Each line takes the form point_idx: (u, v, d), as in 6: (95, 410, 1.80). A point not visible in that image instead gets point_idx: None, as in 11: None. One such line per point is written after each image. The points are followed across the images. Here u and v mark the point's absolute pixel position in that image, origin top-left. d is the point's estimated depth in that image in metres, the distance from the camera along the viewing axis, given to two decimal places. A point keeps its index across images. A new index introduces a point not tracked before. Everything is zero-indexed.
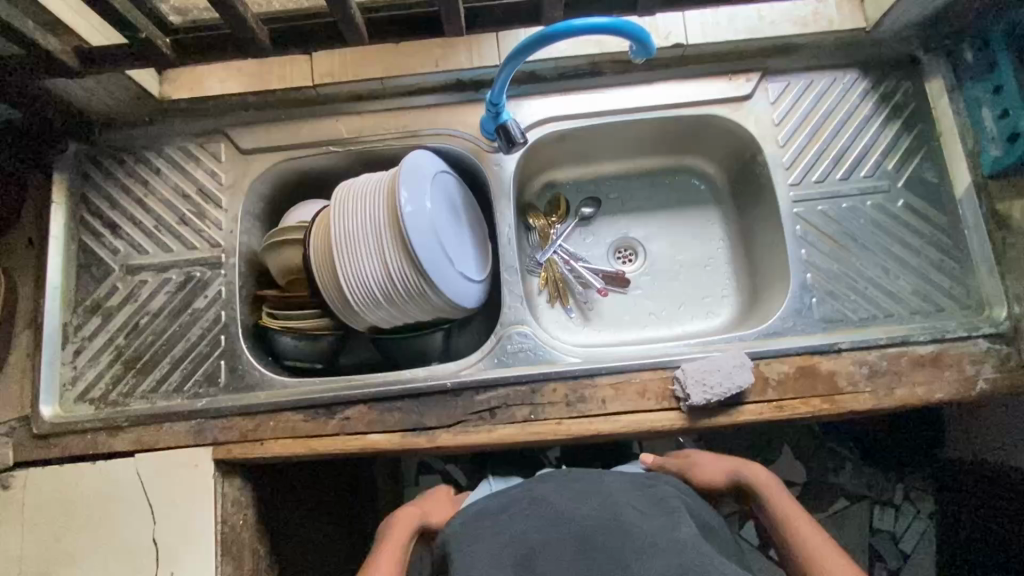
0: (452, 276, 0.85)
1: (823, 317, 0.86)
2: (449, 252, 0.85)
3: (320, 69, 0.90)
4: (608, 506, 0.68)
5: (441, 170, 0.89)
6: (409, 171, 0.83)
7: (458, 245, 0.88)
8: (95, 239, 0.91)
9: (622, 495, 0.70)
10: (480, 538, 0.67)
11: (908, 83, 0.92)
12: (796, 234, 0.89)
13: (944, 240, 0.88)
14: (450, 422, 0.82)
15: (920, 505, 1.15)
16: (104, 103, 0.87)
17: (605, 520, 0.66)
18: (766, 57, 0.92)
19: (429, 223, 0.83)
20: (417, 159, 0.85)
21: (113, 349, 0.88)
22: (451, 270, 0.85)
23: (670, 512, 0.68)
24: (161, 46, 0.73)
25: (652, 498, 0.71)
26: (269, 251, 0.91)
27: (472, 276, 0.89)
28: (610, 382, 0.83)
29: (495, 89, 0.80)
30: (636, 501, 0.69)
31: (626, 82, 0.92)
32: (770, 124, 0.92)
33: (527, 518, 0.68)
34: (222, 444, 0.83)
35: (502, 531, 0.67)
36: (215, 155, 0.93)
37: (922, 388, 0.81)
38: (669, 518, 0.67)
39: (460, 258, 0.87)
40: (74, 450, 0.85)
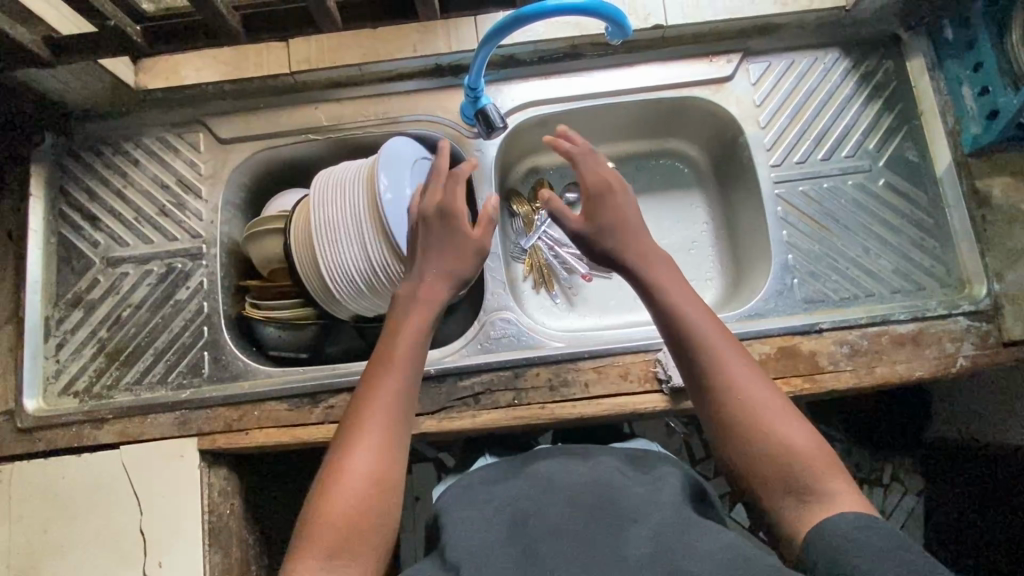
0: None
1: (804, 298, 0.86)
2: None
3: (297, 56, 0.89)
4: (597, 474, 0.67)
5: (422, 159, 0.89)
6: (387, 155, 0.83)
7: None
8: (75, 232, 0.91)
9: (612, 468, 0.69)
10: (467, 507, 0.65)
11: (889, 62, 0.92)
12: (777, 215, 0.89)
13: (925, 219, 0.88)
14: (434, 409, 0.82)
15: (909, 484, 1.16)
16: (78, 95, 0.86)
17: (595, 487, 0.64)
18: (746, 38, 0.92)
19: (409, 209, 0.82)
20: (395, 147, 0.85)
21: (96, 342, 0.88)
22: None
23: (657, 481, 0.66)
24: (133, 35, 0.71)
25: (642, 469, 0.70)
26: (250, 242, 0.91)
27: None
28: (593, 365, 0.83)
29: (472, 74, 0.79)
30: (625, 469, 0.69)
31: (605, 65, 0.91)
32: (751, 106, 0.91)
33: (518, 487, 0.66)
34: (208, 434, 0.84)
35: (492, 501, 0.65)
36: (193, 145, 0.92)
37: (902, 366, 0.81)
38: (656, 485, 0.65)
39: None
40: (58, 444, 0.84)
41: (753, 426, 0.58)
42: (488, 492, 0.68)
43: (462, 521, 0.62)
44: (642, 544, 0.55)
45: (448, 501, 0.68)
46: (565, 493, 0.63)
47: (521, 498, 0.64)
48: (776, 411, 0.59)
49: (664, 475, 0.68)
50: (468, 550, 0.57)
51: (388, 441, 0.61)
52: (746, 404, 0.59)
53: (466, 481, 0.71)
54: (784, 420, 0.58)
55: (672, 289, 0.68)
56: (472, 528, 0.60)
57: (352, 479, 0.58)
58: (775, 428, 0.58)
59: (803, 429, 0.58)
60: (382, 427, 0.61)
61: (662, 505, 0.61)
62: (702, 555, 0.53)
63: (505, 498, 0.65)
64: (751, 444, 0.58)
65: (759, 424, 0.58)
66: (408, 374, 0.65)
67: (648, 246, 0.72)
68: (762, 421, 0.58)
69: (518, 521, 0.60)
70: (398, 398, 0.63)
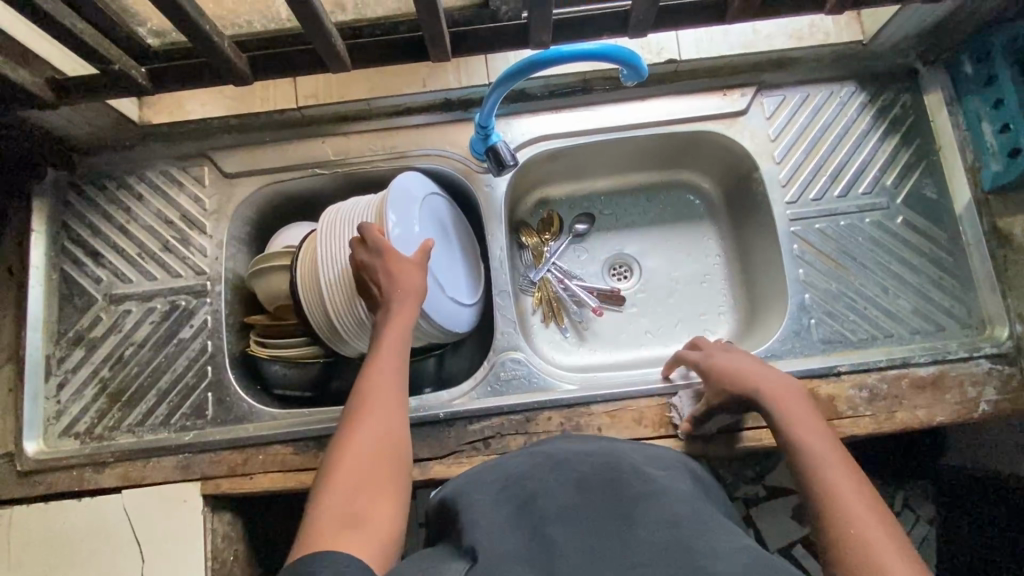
0: (445, 303, 0.83)
1: (821, 339, 0.85)
2: (434, 280, 0.82)
3: (304, 91, 0.89)
4: (609, 465, 0.64)
5: (428, 194, 0.86)
6: (396, 190, 0.80)
7: (450, 270, 0.86)
8: (78, 268, 0.89)
9: (622, 454, 0.67)
10: (477, 489, 0.64)
11: (907, 96, 0.90)
12: (793, 253, 0.88)
13: (944, 257, 0.86)
14: (443, 453, 0.81)
15: (920, 512, 1.11)
16: (82, 130, 0.85)
17: (605, 476, 0.62)
18: (761, 71, 0.90)
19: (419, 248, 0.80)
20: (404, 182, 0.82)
21: (97, 382, 0.86)
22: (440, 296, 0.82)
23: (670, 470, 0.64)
24: (138, 77, 0.71)
25: (653, 457, 0.67)
26: (255, 278, 0.89)
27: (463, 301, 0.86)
28: (606, 410, 0.82)
29: (484, 111, 0.79)
30: (638, 458, 0.66)
31: (617, 99, 0.90)
32: (766, 140, 0.90)
33: (525, 464, 0.66)
34: (211, 479, 0.82)
35: (497, 480, 0.65)
36: (198, 180, 0.91)
37: (923, 411, 0.80)
38: (671, 474, 0.64)
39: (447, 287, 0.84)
40: (59, 487, 0.82)
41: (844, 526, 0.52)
42: (493, 471, 0.68)
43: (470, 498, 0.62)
44: (654, 537, 0.53)
45: (457, 483, 0.67)
46: (573, 475, 0.63)
47: (529, 478, 0.63)
48: (894, 555, 0.49)
49: (677, 466, 0.66)
50: (472, 526, 0.57)
51: (387, 428, 0.63)
52: (853, 531, 0.52)
53: (478, 465, 0.70)
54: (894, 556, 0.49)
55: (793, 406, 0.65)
56: (480, 505, 0.60)
57: (356, 470, 0.59)
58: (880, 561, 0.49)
59: None
60: (379, 420, 0.63)
61: (676, 496, 0.59)
62: (718, 551, 0.50)
63: (511, 479, 0.64)
64: (845, 537, 0.52)
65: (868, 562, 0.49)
66: (398, 367, 0.67)
67: (768, 373, 0.69)
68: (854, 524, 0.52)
69: (528, 500, 0.60)
70: (390, 389, 0.65)
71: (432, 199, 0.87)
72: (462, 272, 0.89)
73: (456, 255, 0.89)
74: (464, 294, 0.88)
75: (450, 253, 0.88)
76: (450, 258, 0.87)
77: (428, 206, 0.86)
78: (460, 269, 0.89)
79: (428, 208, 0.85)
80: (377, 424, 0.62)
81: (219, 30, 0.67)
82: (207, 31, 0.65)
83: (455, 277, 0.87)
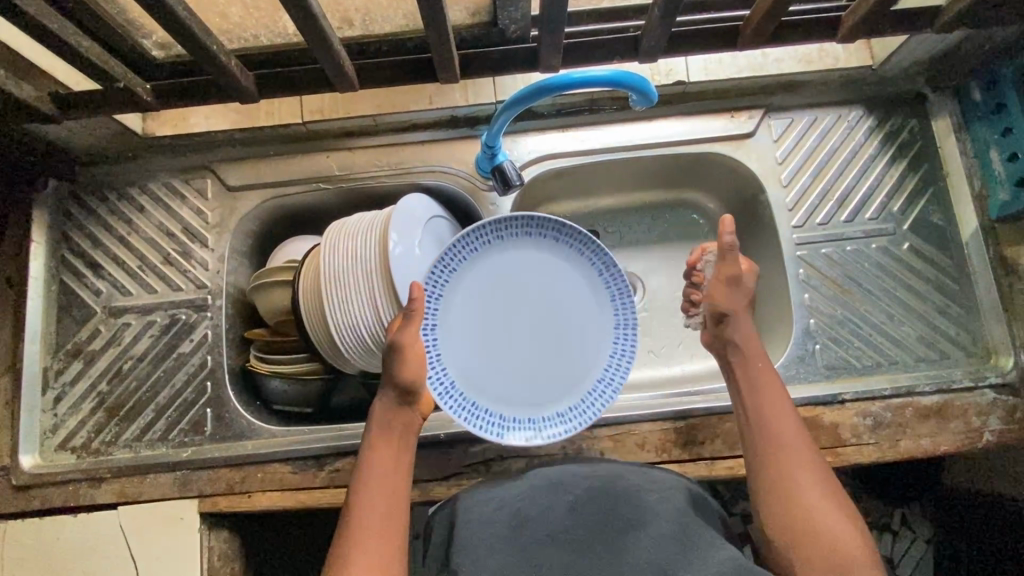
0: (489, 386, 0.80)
1: (826, 365, 0.84)
2: (465, 361, 0.79)
3: (310, 107, 0.88)
4: (603, 489, 0.63)
5: (429, 306, 0.78)
6: (472, 253, 0.79)
7: (491, 359, 0.80)
8: (77, 279, 0.88)
9: (617, 473, 0.65)
10: (474, 505, 0.63)
11: (915, 121, 0.90)
12: (799, 278, 0.87)
13: (950, 284, 0.86)
14: (444, 475, 0.81)
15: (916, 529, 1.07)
16: (84, 140, 0.84)
17: (598, 505, 0.61)
18: (769, 94, 0.90)
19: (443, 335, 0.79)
20: (443, 273, 0.78)
21: (95, 396, 0.86)
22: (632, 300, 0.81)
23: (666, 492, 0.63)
24: (141, 93, 0.71)
25: (649, 475, 0.66)
26: (256, 292, 0.87)
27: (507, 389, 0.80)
28: (609, 434, 0.81)
29: (491, 132, 0.79)
30: (634, 477, 0.65)
31: (626, 119, 0.89)
32: (773, 163, 0.89)
33: (520, 486, 0.64)
34: (209, 497, 0.81)
35: (492, 497, 0.63)
36: (201, 192, 0.90)
37: (926, 440, 0.79)
38: (669, 493, 0.63)
39: (597, 315, 0.82)
40: (54, 502, 0.82)
41: (802, 506, 0.62)
42: (493, 487, 0.66)
43: (465, 515, 0.62)
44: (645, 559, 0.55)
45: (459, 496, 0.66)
46: (569, 499, 0.62)
47: (520, 500, 0.62)
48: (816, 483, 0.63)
49: (674, 485, 0.64)
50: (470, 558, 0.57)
51: (383, 506, 0.63)
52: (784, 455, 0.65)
53: (485, 481, 0.67)
54: (818, 491, 0.62)
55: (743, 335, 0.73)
56: (472, 529, 0.60)
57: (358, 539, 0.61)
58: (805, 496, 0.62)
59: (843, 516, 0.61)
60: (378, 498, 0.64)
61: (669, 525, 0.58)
62: None
63: (504, 496, 0.63)
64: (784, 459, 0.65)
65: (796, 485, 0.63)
66: (395, 448, 0.68)
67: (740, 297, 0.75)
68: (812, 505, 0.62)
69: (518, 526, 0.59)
70: (389, 491, 0.65)
71: (432, 317, 0.78)
72: (524, 376, 0.81)
73: (485, 376, 0.80)
74: (579, 366, 0.81)
75: (522, 337, 0.81)
76: (533, 330, 0.81)
77: (445, 316, 0.79)
78: (529, 366, 0.81)
79: (456, 309, 0.80)
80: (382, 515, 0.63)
81: (226, 50, 0.67)
82: (216, 51, 0.65)
83: (564, 342, 0.81)
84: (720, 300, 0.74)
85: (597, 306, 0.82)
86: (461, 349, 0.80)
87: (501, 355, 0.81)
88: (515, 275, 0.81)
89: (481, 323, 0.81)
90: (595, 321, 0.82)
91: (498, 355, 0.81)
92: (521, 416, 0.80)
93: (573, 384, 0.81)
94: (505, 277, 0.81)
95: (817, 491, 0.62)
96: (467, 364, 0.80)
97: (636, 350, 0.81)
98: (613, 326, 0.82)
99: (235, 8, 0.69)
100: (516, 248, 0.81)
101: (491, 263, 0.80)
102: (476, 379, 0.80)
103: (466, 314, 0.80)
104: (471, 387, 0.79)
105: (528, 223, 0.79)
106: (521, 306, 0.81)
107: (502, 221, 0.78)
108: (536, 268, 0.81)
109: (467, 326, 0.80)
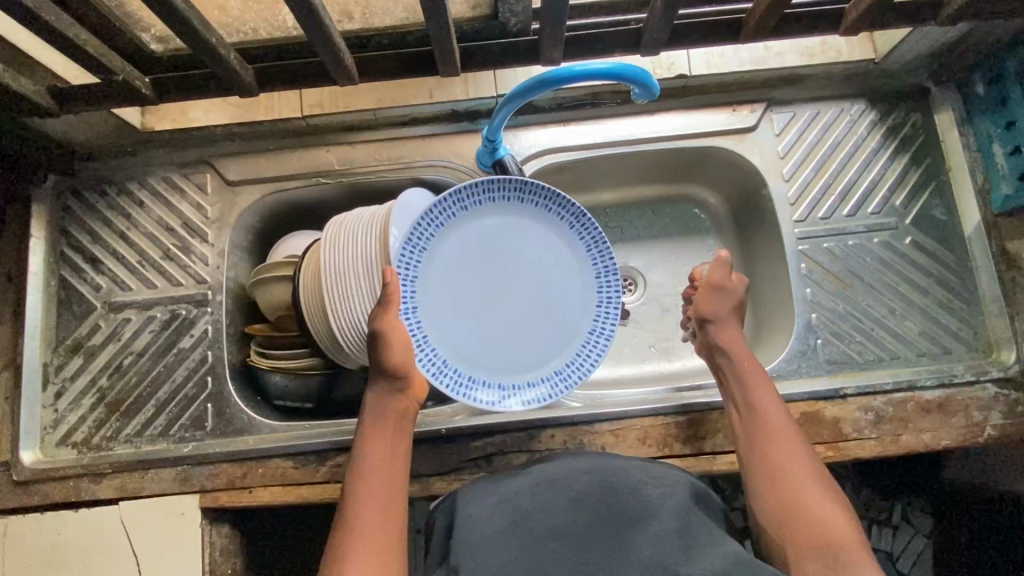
0: (478, 356, 0.80)
1: (827, 360, 0.84)
2: (452, 335, 0.79)
3: (309, 101, 0.87)
4: (604, 484, 0.63)
5: (405, 286, 0.77)
6: (437, 227, 0.78)
7: (476, 329, 0.80)
8: (77, 275, 0.88)
9: (619, 469, 0.65)
10: (475, 501, 0.64)
11: (916, 115, 0.89)
12: (801, 273, 0.87)
13: (951, 278, 0.86)
14: (445, 470, 0.81)
15: (919, 525, 1.05)
16: (82, 135, 0.83)
17: (601, 498, 0.61)
18: (771, 88, 0.89)
19: (427, 311, 0.78)
20: (412, 252, 0.77)
21: (96, 391, 0.85)
22: (614, 259, 0.82)
23: (667, 486, 0.63)
24: (140, 87, 0.70)
25: (650, 470, 0.66)
26: (256, 287, 0.87)
27: (496, 356, 0.80)
28: (610, 428, 0.81)
29: (491, 126, 0.79)
30: (635, 472, 0.65)
31: (627, 113, 0.89)
32: (775, 157, 0.89)
33: (521, 482, 0.65)
34: (210, 492, 0.81)
35: (494, 494, 0.64)
36: (200, 187, 0.90)
37: (927, 435, 0.79)
38: (670, 488, 0.63)
39: (575, 270, 0.82)
40: (54, 497, 0.81)
41: (795, 503, 0.61)
42: (494, 485, 0.67)
43: (467, 510, 0.63)
44: (647, 553, 0.55)
45: (461, 492, 0.67)
46: (569, 492, 0.62)
47: (521, 495, 0.63)
48: (810, 481, 0.63)
49: (675, 481, 0.65)
50: (469, 551, 0.57)
51: (382, 500, 0.63)
52: (776, 454, 0.66)
53: (487, 479, 0.68)
54: (812, 488, 0.62)
55: (732, 339, 0.75)
56: (473, 522, 0.60)
57: (358, 532, 0.60)
58: (799, 492, 0.62)
59: (839, 512, 0.60)
60: (377, 492, 0.63)
61: (671, 518, 0.58)
62: None
63: (505, 493, 0.64)
64: (774, 458, 0.65)
65: (789, 483, 0.63)
66: (394, 440, 0.68)
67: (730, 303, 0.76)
68: (805, 501, 0.61)
69: (519, 519, 0.60)
70: (388, 484, 0.64)
71: (411, 297, 0.77)
72: (512, 341, 0.81)
73: (474, 347, 0.80)
74: (565, 325, 0.82)
75: (502, 302, 0.81)
76: (512, 293, 0.81)
77: (423, 295, 0.78)
78: (515, 333, 0.81)
79: (434, 284, 0.79)
80: (382, 508, 0.63)
81: (225, 43, 0.66)
82: (215, 44, 0.64)
83: (545, 302, 0.81)
84: (704, 307, 0.76)
85: (582, 263, 0.82)
86: (446, 325, 0.79)
87: (485, 325, 0.80)
88: (485, 241, 0.80)
89: (460, 294, 0.80)
90: (575, 279, 0.82)
91: (484, 324, 0.80)
92: (516, 381, 0.80)
93: (560, 343, 0.82)
94: (478, 245, 0.80)
95: (811, 487, 0.62)
96: (454, 339, 0.79)
97: (621, 301, 0.82)
98: (592, 280, 0.82)
99: (234, 2, 0.68)
100: (484, 215, 0.80)
101: (462, 232, 0.79)
102: (465, 351, 0.79)
103: (444, 288, 0.79)
104: (463, 361, 0.79)
105: (489, 187, 0.78)
106: (496, 271, 0.80)
107: (467, 188, 0.77)
108: (505, 231, 0.81)
109: (446, 299, 0.79)
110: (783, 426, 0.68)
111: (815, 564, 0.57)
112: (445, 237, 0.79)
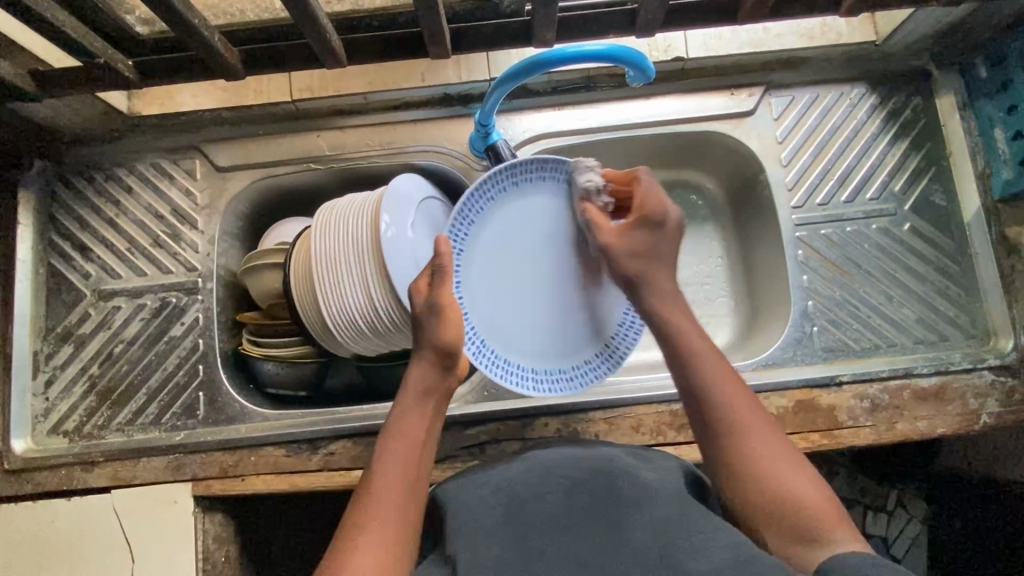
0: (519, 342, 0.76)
1: (823, 347, 0.83)
2: (493, 318, 0.75)
3: (298, 84, 0.88)
4: (597, 469, 0.63)
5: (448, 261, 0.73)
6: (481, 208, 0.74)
7: (520, 313, 0.76)
8: (65, 262, 0.87)
9: (612, 456, 0.65)
10: (469, 490, 0.63)
11: (918, 98, 0.88)
12: (797, 260, 0.86)
13: (950, 264, 0.85)
14: (437, 458, 0.80)
15: (914, 511, 1.03)
16: (68, 120, 0.82)
17: (593, 482, 0.61)
18: (771, 71, 0.87)
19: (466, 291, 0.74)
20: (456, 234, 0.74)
21: (86, 380, 0.85)
22: None
23: (660, 472, 0.63)
24: (123, 70, 0.69)
25: (643, 457, 0.67)
26: (247, 274, 0.86)
27: (541, 343, 0.76)
28: (604, 417, 0.81)
29: (484, 109, 0.77)
30: (627, 458, 0.66)
31: (624, 97, 0.87)
32: (773, 142, 0.87)
33: (517, 469, 0.65)
34: (202, 480, 0.81)
35: (489, 483, 0.64)
36: (189, 173, 0.88)
37: (923, 423, 0.79)
38: (663, 472, 0.63)
39: None
40: (47, 486, 0.81)
41: (757, 475, 0.59)
42: (488, 474, 0.66)
43: (461, 498, 0.62)
44: (643, 540, 0.54)
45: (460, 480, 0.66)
46: (565, 481, 0.62)
47: (515, 483, 0.63)
48: (770, 447, 0.61)
49: (668, 466, 0.65)
50: (464, 539, 0.57)
51: (404, 479, 0.62)
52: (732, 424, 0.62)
53: (480, 469, 0.68)
54: (775, 456, 0.60)
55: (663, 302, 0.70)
56: (467, 511, 0.60)
57: (374, 507, 0.60)
58: (762, 464, 0.59)
59: (807, 479, 0.59)
60: (399, 471, 0.63)
61: (666, 503, 0.58)
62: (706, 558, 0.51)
63: (500, 481, 0.64)
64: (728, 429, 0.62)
65: (746, 455, 0.60)
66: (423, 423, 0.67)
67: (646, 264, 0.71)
68: (768, 470, 0.59)
69: (513, 507, 0.59)
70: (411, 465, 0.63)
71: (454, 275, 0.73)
72: (558, 328, 0.76)
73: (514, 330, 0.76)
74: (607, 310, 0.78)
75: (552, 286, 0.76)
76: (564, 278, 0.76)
77: (467, 270, 0.74)
78: (562, 320, 0.76)
79: (479, 262, 0.75)
80: (403, 486, 0.62)
81: (209, 24, 0.64)
82: (197, 26, 0.62)
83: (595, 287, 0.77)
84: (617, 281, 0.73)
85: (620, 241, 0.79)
86: (490, 308, 0.75)
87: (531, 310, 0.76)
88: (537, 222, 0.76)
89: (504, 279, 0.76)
90: None
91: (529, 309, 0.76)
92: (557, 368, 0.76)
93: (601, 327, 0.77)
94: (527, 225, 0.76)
95: (771, 454, 0.60)
96: (494, 321, 0.75)
97: None
98: None
99: None
100: (535, 193, 0.76)
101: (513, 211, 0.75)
102: (506, 335, 0.75)
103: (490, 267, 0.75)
104: (508, 346, 0.75)
105: (540, 163, 0.75)
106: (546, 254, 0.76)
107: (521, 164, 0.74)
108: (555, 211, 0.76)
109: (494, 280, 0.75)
110: (733, 390, 0.64)
111: (790, 530, 0.56)
112: (495, 214, 0.75)
